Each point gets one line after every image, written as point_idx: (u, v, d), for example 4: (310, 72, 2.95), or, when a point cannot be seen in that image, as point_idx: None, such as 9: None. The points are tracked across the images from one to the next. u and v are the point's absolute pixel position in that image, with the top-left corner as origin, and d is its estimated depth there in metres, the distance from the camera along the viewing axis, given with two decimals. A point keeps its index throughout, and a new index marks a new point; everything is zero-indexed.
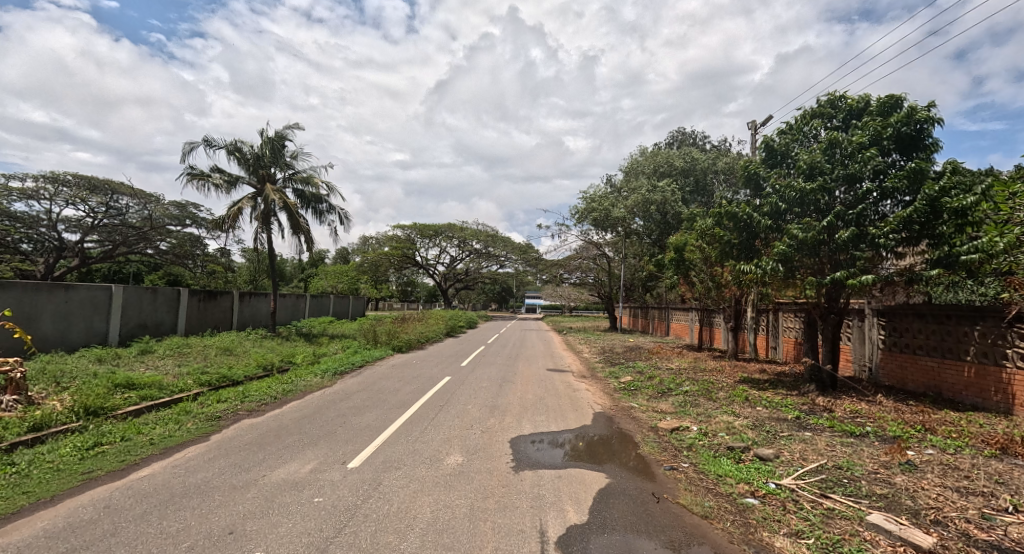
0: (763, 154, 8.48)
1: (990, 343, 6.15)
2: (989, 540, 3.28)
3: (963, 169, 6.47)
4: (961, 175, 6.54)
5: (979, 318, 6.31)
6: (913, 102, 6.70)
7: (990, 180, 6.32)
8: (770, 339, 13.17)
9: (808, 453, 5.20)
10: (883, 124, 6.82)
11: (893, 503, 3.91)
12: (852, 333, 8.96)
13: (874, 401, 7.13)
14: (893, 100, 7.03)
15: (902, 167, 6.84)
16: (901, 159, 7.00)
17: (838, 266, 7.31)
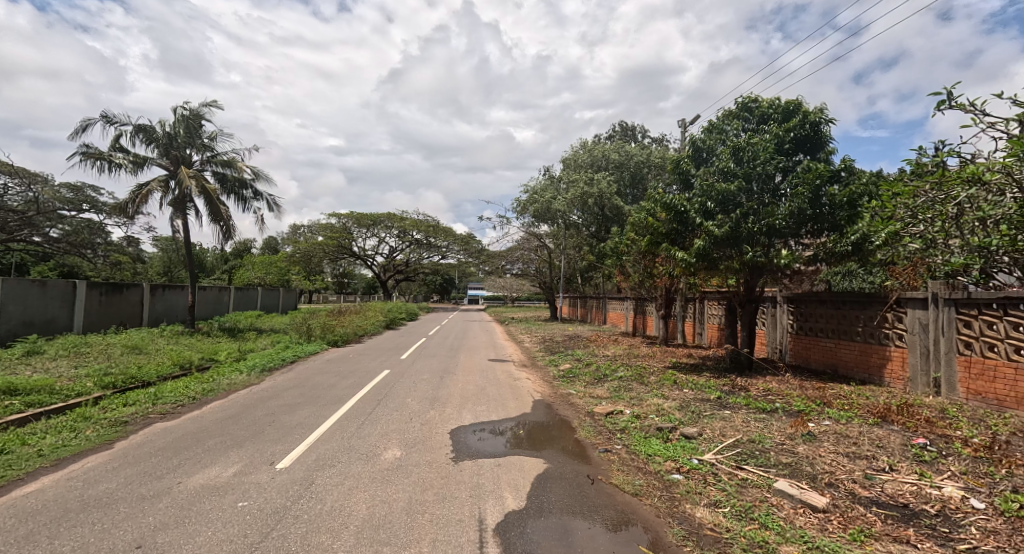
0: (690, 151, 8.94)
1: (876, 325, 6.96)
2: (870, 496, 3.76)
3: (854, 167, 7.24)
4: (853, 172, 7.30)
5: (867, 303, 7.11)
6: (807, 107, 7.48)
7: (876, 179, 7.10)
8: (696, 326, 14.09)
9: (727, 429, 5.65)
10: (784, 128, 7.57)
11: (796, 470, 4.35)
12: (766, 319, 9.76)
13: (783, 380, 7.85)
14: (794, 105, 7.76)
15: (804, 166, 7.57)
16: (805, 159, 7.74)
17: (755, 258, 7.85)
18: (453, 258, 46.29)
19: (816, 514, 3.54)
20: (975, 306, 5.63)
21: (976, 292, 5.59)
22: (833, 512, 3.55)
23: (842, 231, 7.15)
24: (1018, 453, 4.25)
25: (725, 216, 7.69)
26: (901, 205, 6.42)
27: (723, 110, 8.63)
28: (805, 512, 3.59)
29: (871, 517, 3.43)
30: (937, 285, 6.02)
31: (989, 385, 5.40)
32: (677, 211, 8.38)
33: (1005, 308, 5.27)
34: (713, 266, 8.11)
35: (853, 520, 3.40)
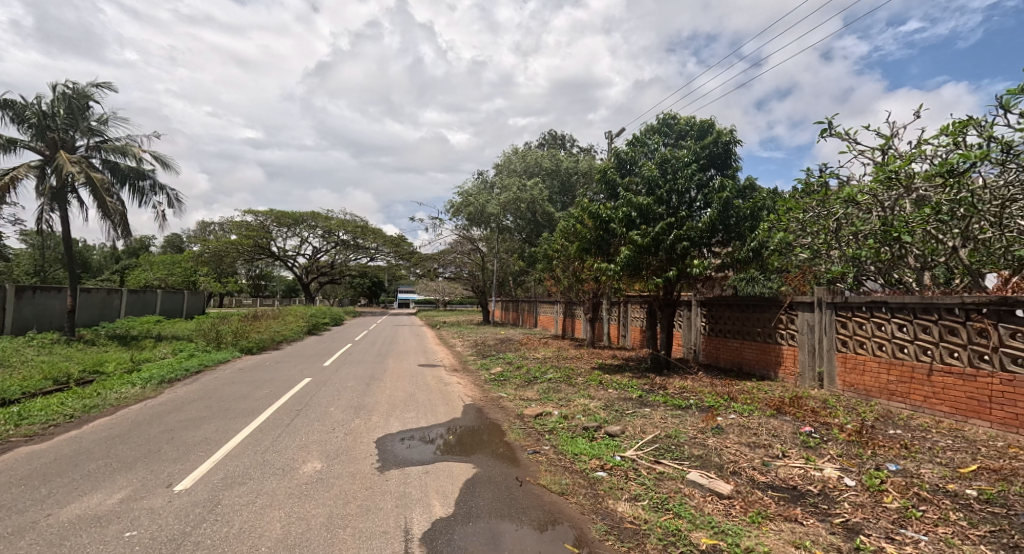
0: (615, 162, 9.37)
1: (772, 326, 7.71)
2: (767, 480, 4.15)
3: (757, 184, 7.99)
4: (756, 189, 8.04)
5: (766, 306, 7.85)
6: (719, 127, 8.17)
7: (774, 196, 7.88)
8: (621, 328, 14.76)
9: (647, 426, 5.97)
10: (700, 145, 8.23)
11: (706, 461, 4.70)
12: (682, 322, 10.45)
13: (695, 378, 8.44)
14: (708, 124, 8.43)
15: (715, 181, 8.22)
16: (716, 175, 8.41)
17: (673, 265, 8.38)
18: (382, 261, 44.91)
19: (722, 500, 3.85)
20: (850, 309, 6.40)
21: (851, 296, 6.35)
22: (736, 498, 3.88)
23: (744, 240, 7.82)
24: (879, 436, 4.91)
25: (647, 225, 8.14)
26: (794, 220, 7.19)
27: (645, 125, 9.17)
28: (713, 499, 3.88)
29: (767, 500, 3.79)
30: (822, 290, 6.76)
31: (860, 377, 6.17)
32: (603, 219, 8.74)
33: (872, 310, 6.08)
34: (636, 272, 8.54)
35: (752, 504, 3.73)
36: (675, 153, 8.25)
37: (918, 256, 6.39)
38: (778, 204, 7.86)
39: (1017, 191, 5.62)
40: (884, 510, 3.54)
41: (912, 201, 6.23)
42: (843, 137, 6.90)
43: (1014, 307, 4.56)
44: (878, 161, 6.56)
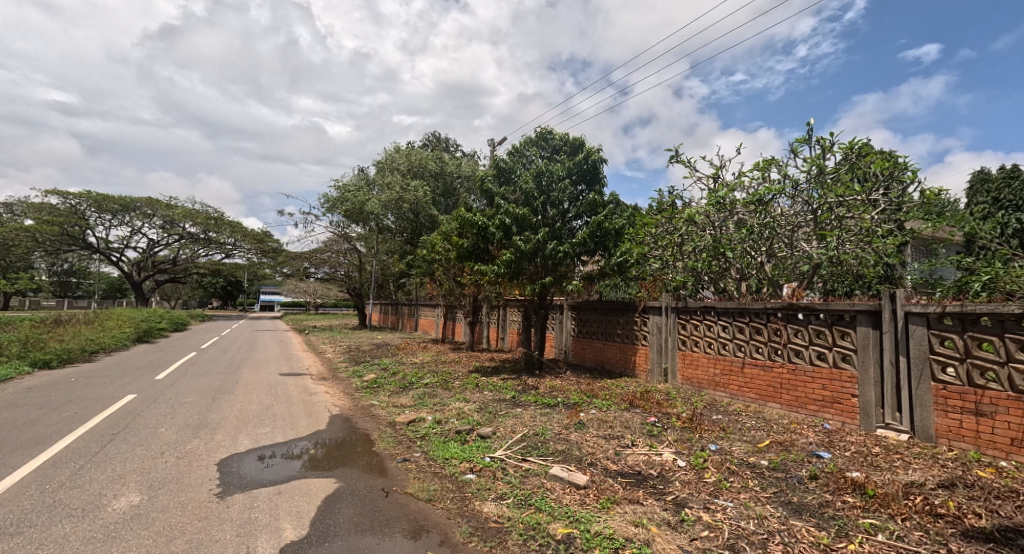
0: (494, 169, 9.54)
1: (631, 328, 8.52)
2: (617, 468, 4.56)
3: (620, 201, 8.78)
4: (619, 205, 8.83)
5: (625, 310, 8.66)
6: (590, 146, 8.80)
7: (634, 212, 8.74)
8: (499, 331, 15.10)
9: (517, 426, 6.15)
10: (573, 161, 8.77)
11: (567, 455, 5.00)
12: (554, 323, 11.04)
13: (563, 377, 8.96)
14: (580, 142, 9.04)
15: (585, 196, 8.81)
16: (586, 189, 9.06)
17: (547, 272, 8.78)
18: (241, 258, 40.09)
19: (579, 490, 4.12)
20: (688, 313, 7.34)
21: (689, 302, 7.30)
22: (591, 487, 4.19)
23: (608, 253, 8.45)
24: (705, 421, 5.72)
25: (523, 231, 8.43)
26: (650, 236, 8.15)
27: (524, 137, 9.51)
28: (571, 490, 4.14)
29: (615, 486, 4.16)
30: (668, 297, 7.63)
31: (694, 371, 7.13)
32: (480, 225, 8.83)
33: (705, 313, 7.04)
34: (514, 278, 8.78)
35: (603, 491, 4.07)
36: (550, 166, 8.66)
37: (738, 269, 7.58)
38: (636, 220, 8.76)
39: (800, 220, 6.91)
40: (705, 484, 4.13)
41: (734, 223, 7.41)
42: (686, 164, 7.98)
43: (799, 311, 5.65)
44: (710, 187, 7.67)
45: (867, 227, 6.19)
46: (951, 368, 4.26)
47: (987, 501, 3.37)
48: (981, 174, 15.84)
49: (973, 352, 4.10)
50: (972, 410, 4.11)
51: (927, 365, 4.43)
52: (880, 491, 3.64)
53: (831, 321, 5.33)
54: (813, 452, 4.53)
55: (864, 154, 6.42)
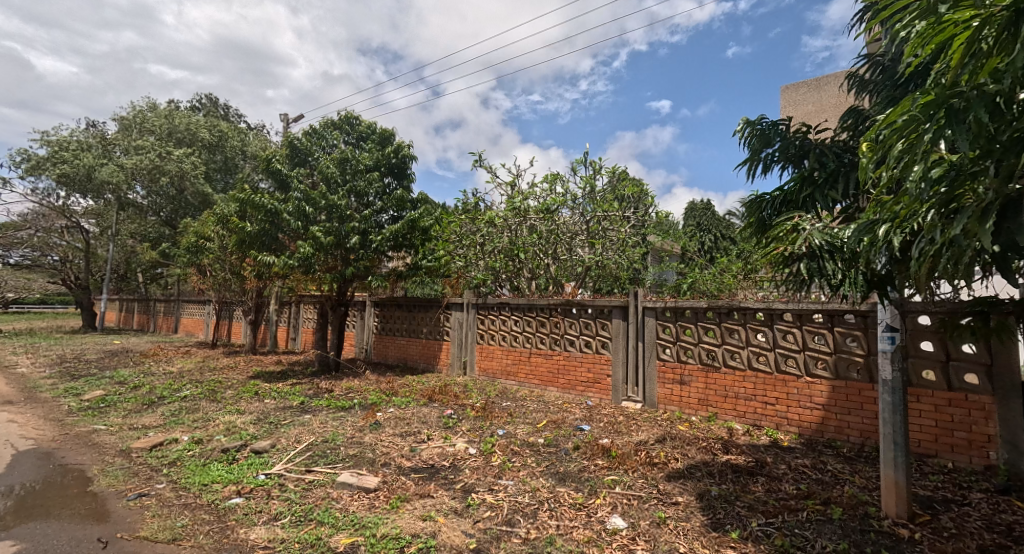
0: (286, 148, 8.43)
1: (435, 324, 8.60)
2: (410, 465, 4.58)
3: (429, 200, 8.63)
4: (428, 204, 8.64)
5: (429, 306, 8.69)
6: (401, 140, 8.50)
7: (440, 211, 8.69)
8: (289, 331, 13.58)
9: (303, 435, 5.58)
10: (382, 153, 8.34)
11: (359, 459, 4.78)
12: (354, 321, 10.43)
13: (361, 377, 8.52)
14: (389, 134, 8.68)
15: (393, 190, 8.41)
16: (394, 183, 8.61)
17: (348, 265, 7.97)
18: None
19: (367, 494, 3.98)
20: (486, 309, 7.75)
21: (488, 298, 7.69)
22: (381, 489, 4.09)
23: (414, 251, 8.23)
24: (496, 409, 6.16)
25: (321, 220, 7.70)
26: (453, 234, 8.43)
27: (324, 118, 8.68)
28: (359, 495, 3.96)
29: (407, 483, 4.16)
30: (470, 294, 7.92)
31: (490, 363, 7.59)
32: (270, 209, 7.67)
33: (501, 309, 7.53)
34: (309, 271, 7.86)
35: (393, 490, 4.02)
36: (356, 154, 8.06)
37: (530, 270, 8.25)
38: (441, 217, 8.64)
39: (578, 229, 7.93)
40: (491, 467, 4.46)
41: (527, 227, 8.16)
42: (489, 169, 8.41)
43: (573, 306, 6.50)
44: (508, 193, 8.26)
45: (623, 237, 7.71)
46: (669, 350, 5.54)
47: (684, 447, 4.47)
48: (700, 202, 20.93)
49: (681, 336, 5.43)
50: (677, 379, 5.43)
51: (656, 347, 5.65)
52: (620, 451, 4.49)
53: (596, 315, 6.28)
54: (578, 426, 5.32)
55: (622, 178, 7.77)
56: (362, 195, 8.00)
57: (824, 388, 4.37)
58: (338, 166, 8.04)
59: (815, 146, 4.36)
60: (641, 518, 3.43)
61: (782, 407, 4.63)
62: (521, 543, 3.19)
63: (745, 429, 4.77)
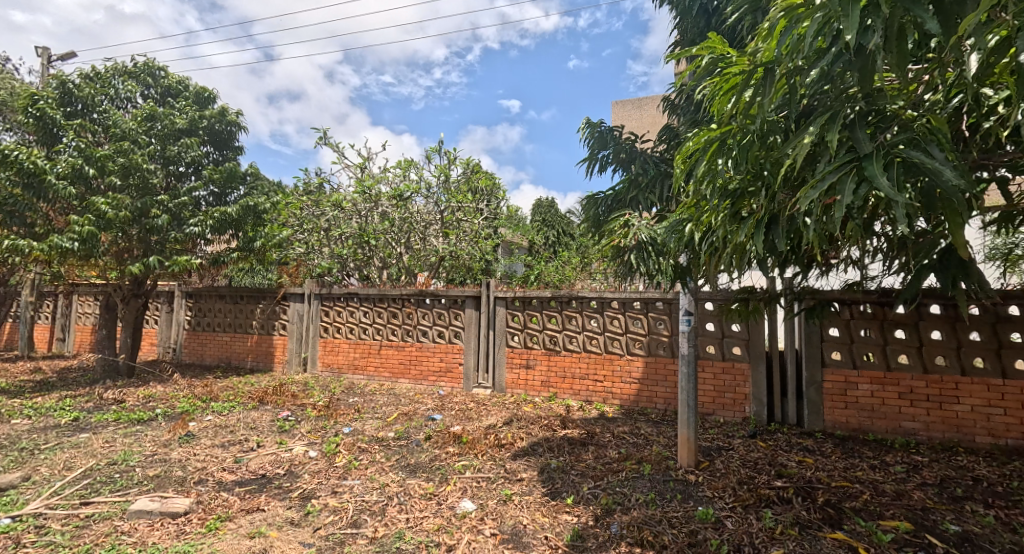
0: (56, 92, 6.53)
1: (267, 318, 7.63)
2: (234, 478, 4.03)
3: (262, 176, 7.65)
4: (261, 181, 7.68)
5: (261, 297, 7.67)
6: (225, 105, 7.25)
7: (276, 190, 7.78)
8: (56, 330, 10.67)
9: (76, 459, 4.42)
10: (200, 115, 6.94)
11: (163, 479, 4.01)
12: (159, 315, 8.67)
13: (168, 382, 7.13)
14: (209, 94, 7.35)
15: (213, 161, 7.27)
16: (214, 154, 7.41)
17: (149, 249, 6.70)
18: None
19: (175, 520, 3.37)
20: (330, 300, 7.15)
21: (334, 288, 7.11)
22: (194, 511, 3.51)
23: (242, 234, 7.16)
24: (341, 406, 5.78)
25: (111, 189, 6.21)
26: (293, 216, 7.70)
27: (113, 62, 7.01)
28: (163, 523, 3.33)
29: (230, 500, 3.65)
30: (311, 283, 7.24)
31: (334, 357, 7.06)
32: (30, 168, 5.83)
33: (347, 301, 7.04)
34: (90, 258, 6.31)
35: (212, 510, 3.49)
36: (163, 112, 6.62)
37: (381, 258, 7.97)
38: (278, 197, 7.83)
39: (432, 219, 7.84)
40: (335, 468, 4.18)
41: (378, 214, 7.76)
42: (334, 148, 7.75)
43: (426, 296, 6.41)
44: (358, 175, 7.74)
45: (477, 229, 7.82)
46: (517, 337, 5.87)
47: (528, 427, 4.81)
48: (547, 199, 22.56)
49: (528, 324, 5.80)
50: (523, 364, 5.79)
51: (505, 335, 5.93)
52: (470, 437, 4.62)
53: (449, 305, 6.31)
54: (429, 416, 5.30)
55: (475, 171, 7.90)
56: (172, 164, 6.73)
57: (639, 364, 5.13)
58: (142, 124, 6.53)
59: (640, 154, 5.27)
60: (488, 498, 3.59)
61: (608, 383, 5.29)
62: (367, 543, 3.07)
63: (578, 405, 5.34)
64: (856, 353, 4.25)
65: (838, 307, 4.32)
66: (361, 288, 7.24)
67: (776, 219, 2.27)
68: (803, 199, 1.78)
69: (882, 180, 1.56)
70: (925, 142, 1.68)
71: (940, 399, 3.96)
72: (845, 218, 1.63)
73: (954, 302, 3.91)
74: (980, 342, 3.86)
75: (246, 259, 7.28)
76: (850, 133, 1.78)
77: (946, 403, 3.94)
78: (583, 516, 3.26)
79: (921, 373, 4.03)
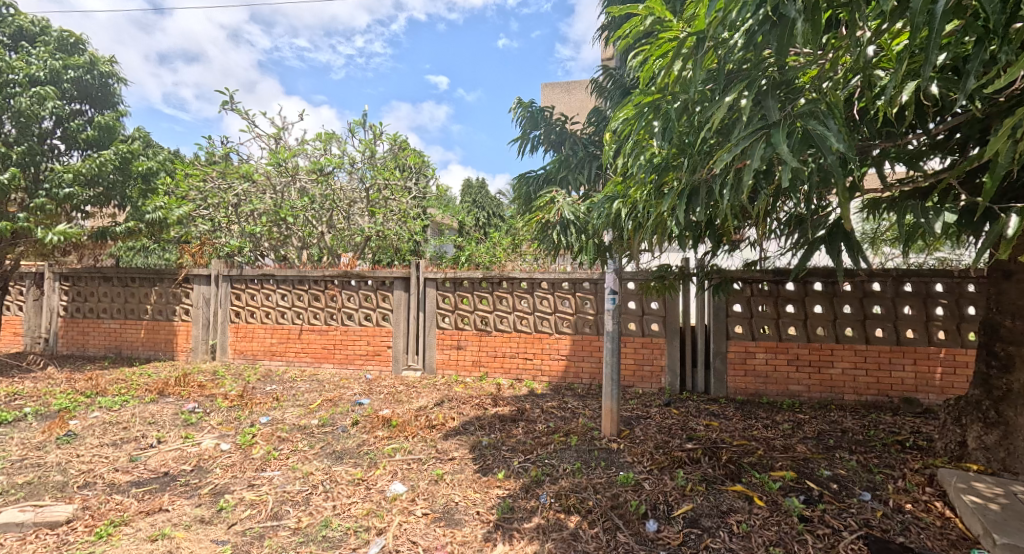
0: None
1: (165, 302, 6.87)
2: (130, 479, 3.65)
3: (150, 141, 6.78)
4: (149, 146, 6.82)
5: (158, 280, 6.88)
6: (96, 51, 6.24)
7: (169, 157, 6.96)
8: None
9: None
10: (63, 64, 5.91)
11: (37, 486, 3.53)
12: (26, 301, 7.47)
13: (40, 376, 6.19)
14: (76, 39, 6.30)
15: (87, 120, 6.30)
16: (90, 113, 6.45)
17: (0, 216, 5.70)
18: None
19: (54, 531, 3.00)
20: (242, 282, 6.59)
21: (245, 269, 6.55)
22: (79, 518, 3.13)
23: (129, 205, 6.28)
24: (258, 395, 5.42)
25: None
26: (193, 187, 7.01)
27: None
28: (38, 535, 2.95)
29: (124, 503, 3.30)
30: (219, 263, 6.63)
31: (248, 344, 6.56)
32: None
33: (262, 282, 6.52)
34: None
35: (103, 515, 3.14)
36: (7, 58, 5.56)
37: (299, 238, 7.49)
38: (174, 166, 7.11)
39: (357, 196, 7.48)
40: (252, 460, 3.94)
41: (296, 189, 7.26)
42: (241, 114, 7.07)
43: (351, 278, 6.13)
44: (271, 146, 7.14)
45: (405, 209, 7.56)
46: (447, 318, 5.84)
47: (459, 407, 4.85)
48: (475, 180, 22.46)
49: (459, 305, 5.78)
50: (454, 344, 5.79)
51: (436, 316, 5.88)
52: (400, 420, 4.56)
53: (376, 286, 6.10)
54: (356, 401, 5.15)
55: (403, 148, 7.61)
56: (30, 123, 5.67)
57: (567, 342, 5.36)
58: None
59: (569, 136, 5.49)
60: (419, 479, 3.59)
61: (538, 360, 5.46)
62: (290, 534, 2.95)
63: (509, 383, 5.47)
64: (755, 326, 4.77)
65: (741, 285, 4.79)
66: (278, 268, 6.75)
67: (696, 190, 2.44)
68: (719, 160, 1.97)
69: (783, 145, 1.77)
70: (822, 111, 1.88)
71: (818, 364, 4.59)
72: (756, 179, 1.86)
73: (833, 279, 4.50)
74: (851, 314, 4.50)
75: (135, 236, 6.46)
76: (764, 100, 1.97)
77: (823, 367, 4.58)
78: (513, 489, 3.38)
79: (806, 341, 4.63)
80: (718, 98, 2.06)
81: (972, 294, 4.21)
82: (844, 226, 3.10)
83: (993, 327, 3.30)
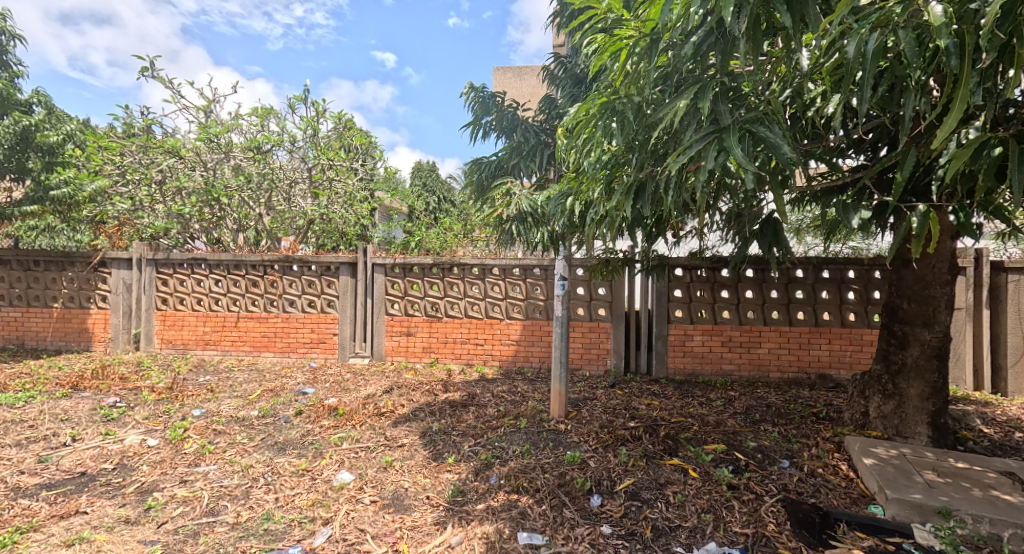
0: None
1: (77, 288, 6.22)
2: (40, 482, 3.33)
3: (53, 107, 6.06)
4: (53, 112, 6.10)
5: (67, 263, 6.21)
6: None
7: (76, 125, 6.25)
8: None
9: None
10: None
11: None
12: None
13: None
14: None
15: None
16: None
17: None
18: None
19: None
20: (169, 267, 6.10)
21: (172, 253, 6.06)
22: None
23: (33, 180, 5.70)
24: (189, 387, 5.08)
25: None
26: (107, 161, 6.35)
27: None
28: None
29: (33, 507, 3.02)
30: (142, 246, 6.10)
31: (177, 333, 6.11)
32: None
33: (192, 267, 6.06)
34: None
35: (6, 522, 2.85)
36: None
37: (234, 219, 7.02)
38: (84, 137, 6.40)
39: (297, 175, 7.08)
40: (183, 456, 3.71)
41: (230, 167, 6.78)
42: (163, 82, 6.47)
43: (293, 263, 5.85)
44: (200, 119, 6.60)
45: (350, 191, 7.23)
46: (397, 305, 5.74)
47: (409, 394, 4.81)
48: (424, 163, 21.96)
49: (409, 291, 5.70)
50: (404, 331, 5.72)
51: (384, 303, 5.75)
52: (347, 408, 4.46)
53: (320, 272, 5.86)
54: (299, 391, 4.96)
55: (348, 127, 7.29)
56: None
57: (517, 327, 5.44)
58: None
59: (520, 122, 5.50)
60: (367, 467, 3.55)
61: (489, 346, 5.52)
62: (228, 530, 2.83)
63: (459, 368, 5.50)
64: (693, 310, 5.08)
65: (682, 272, 5.09)
66: (211, 252, 6.29)
67: (642, 183, 2.54)
68: (674, 163, 2.06)
69: (733, 150, 1.88)
70: (766, 120, 2.00)
71: (748, 345, 4.97)
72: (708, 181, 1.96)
73: (762, 267, 4.86)
74: (776, 298, 4.90)
75: (36, 213, 5.77)
76: (715, 106, 2.06)
77: (752, 347, 4.97)
78: (463, 473, 3.43)
79: (737, 324, 4.99)
80: (671, 102, 2.15)
81: (877, 281, 4.70)
82: (774, 219, 3.36)
83: (893, 309, 3.68)
